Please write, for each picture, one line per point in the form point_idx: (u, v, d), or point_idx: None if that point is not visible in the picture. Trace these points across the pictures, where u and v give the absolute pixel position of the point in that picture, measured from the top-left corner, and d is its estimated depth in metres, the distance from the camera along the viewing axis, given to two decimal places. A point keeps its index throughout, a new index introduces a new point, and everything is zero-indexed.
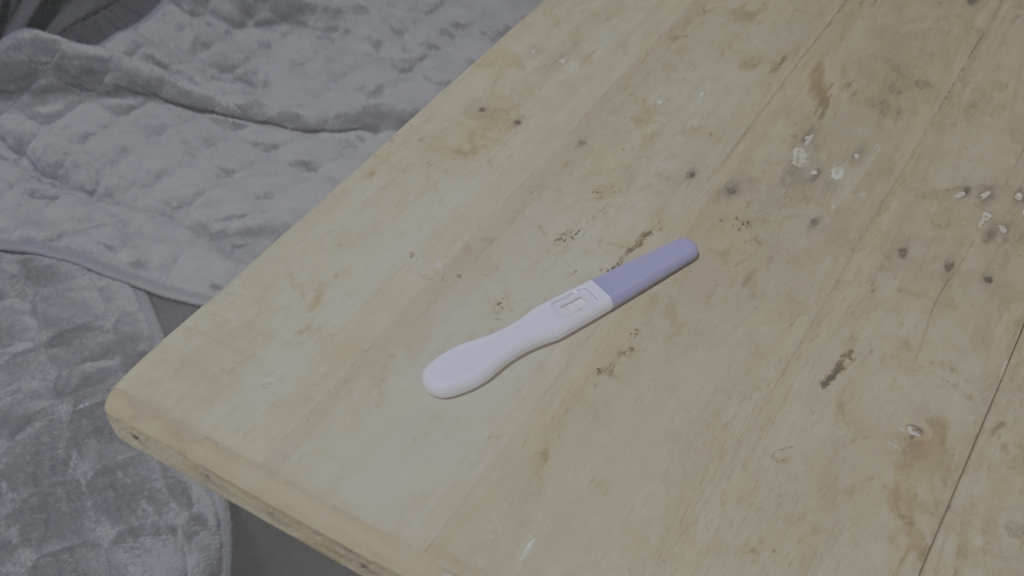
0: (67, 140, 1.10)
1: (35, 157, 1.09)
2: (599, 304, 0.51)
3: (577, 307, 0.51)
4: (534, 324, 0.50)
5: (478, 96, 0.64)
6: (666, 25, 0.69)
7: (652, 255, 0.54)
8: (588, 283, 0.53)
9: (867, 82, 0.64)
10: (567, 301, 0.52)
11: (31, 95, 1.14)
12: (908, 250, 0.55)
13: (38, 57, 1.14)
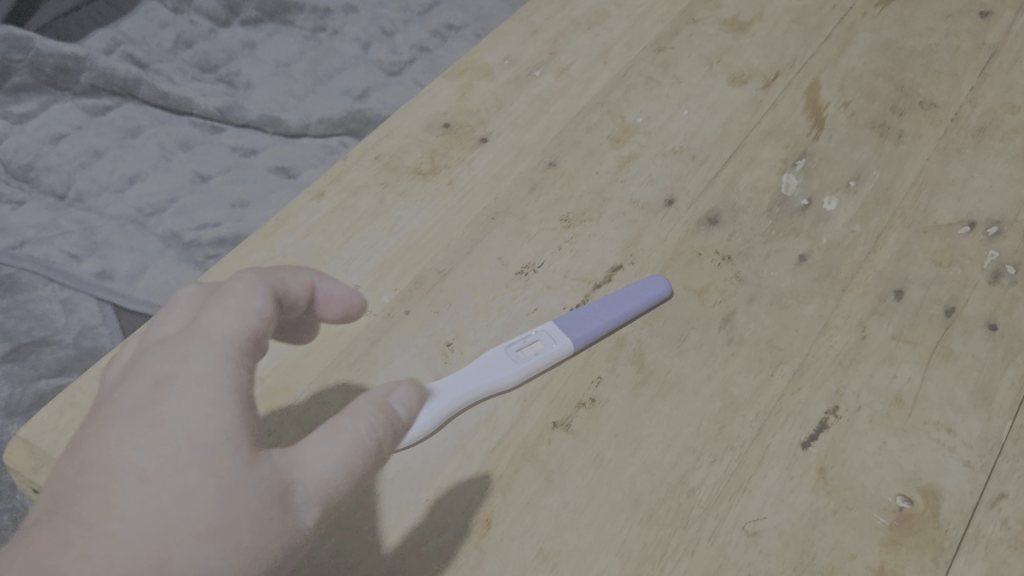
0: (38, 141, 1.02)
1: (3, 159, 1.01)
2: (557, 349, 0.46)
3: (535, 351, 0.46)
4: (486, 370, 0.45)
5: (442, 111, 0.59)
6: (652, 36, 0.64)
7: (619, 292, 0.49)
8: (548, 323, 0.48)
9: (867, 102, 0.59)
10: (523, 344, 0.47)
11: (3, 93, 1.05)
12: (905, 292, 0.49)
13: (11, 53, 1.06)
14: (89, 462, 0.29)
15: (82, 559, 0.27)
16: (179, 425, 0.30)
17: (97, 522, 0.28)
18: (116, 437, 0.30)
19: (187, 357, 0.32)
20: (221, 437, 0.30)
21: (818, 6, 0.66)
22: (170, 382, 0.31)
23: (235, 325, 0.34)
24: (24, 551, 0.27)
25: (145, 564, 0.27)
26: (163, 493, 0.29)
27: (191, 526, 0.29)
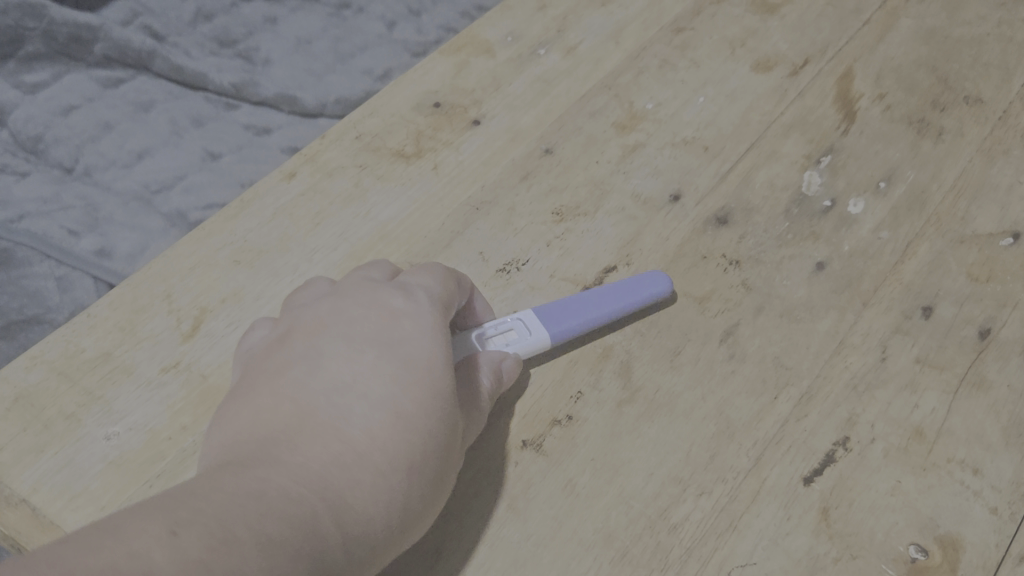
0: (49, 112, 0.92)
1: (14, 130, 0.91)
2: (531, 342, 0.41)
3: (506, 341, 0.41)
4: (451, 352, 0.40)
5: (434, 89, 0.54)
6: (671, 15, 0.58)
7: (620, 285, 0.43)
8: (529, 312, 0.42)
9: (905, 95, 0.53)
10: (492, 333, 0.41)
11: (16, 63, 0.95)
12: (935, 309, 0.43)
13: (25, 22, 0.95)
14: (336, 397, 0.35)
15: (337, 490, 0.32)
16: (413, 378, 0.35)
17: (349, 457, 0.33)
18: (369, 367, 0.35)
19: (413, 319, 0.37)
20: (440, 396, 0.36)
21: None
22: (403, 342, 0.36)
23: (443, 303, 0.39)
24: (314, 466, 0.32)
25: (381, 504, 0.33)
26: (397, 441, 0.34)
27: (415, 475, 0.34)
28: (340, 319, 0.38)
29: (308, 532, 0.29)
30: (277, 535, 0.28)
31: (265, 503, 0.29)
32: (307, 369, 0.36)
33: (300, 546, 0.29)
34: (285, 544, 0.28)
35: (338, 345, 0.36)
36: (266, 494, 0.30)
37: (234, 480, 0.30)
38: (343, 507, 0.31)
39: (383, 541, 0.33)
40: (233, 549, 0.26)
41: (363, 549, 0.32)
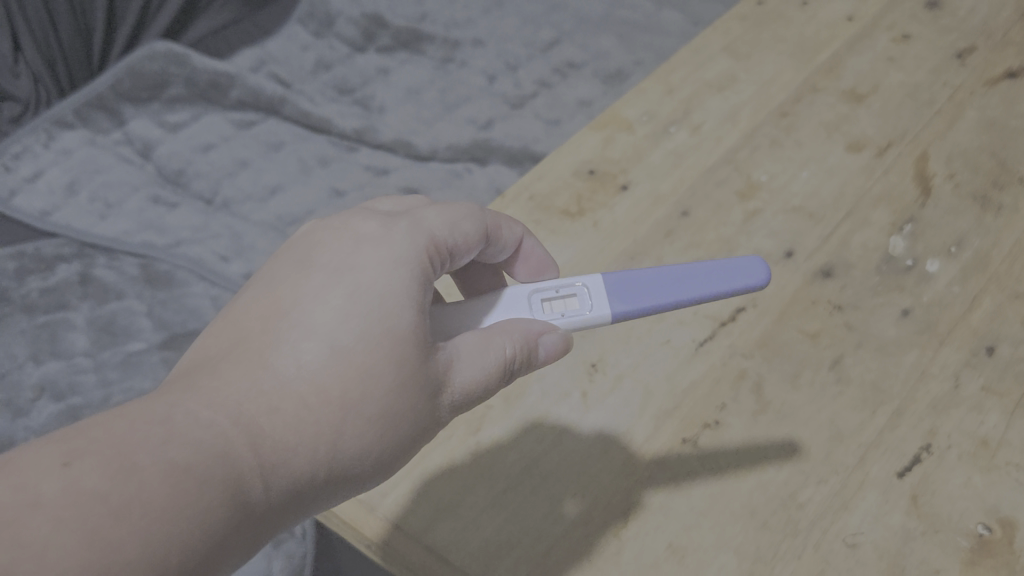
0: (190, 149, 1.07)
1: (160, 164, 1.07)
2: (584, 318, 0.46)
3: (562, 308, 0.46)
4: (503, 308, 0.46)
5: (588, 159, 0.68)
6: (777, 100, 0.71)
7: (695, 271, 0.46)
8: (600, 281, 0.46)
9: (971, 174, 0.65)
10: (558, 295, 0.47)
11: (161, 104, 1.10)
12: (996, 349, 0.56)
13: (170, 69, 1.09)
14: (285, 327, 0.39)
15: (257, 415, 0.36)
16: (359, 316, 0.39)
17: (279, 391, 0.37)
18: (325, 301, 0.39)
19: (382, 251, 0.41)
20: (387, 335, 0.39)
21: (930, 82, 0.72)
22: (361, 277, 0.40)
23: (425, 242, 0.43)
24: (241, 394, 0.36)
25: (303, 438, 0.37)
26: (333, 380, 0.38)
27: (346, 412, 0.38)
28: (320, 249, 0.42)
29: (221, 458, 0.34)
30: (182, 461, 0.33)
31: (169, 429, 0.33)
32: (267, 296, 0.40)
33: (207, 471, 0.33)
34: (191, 469, 0.33)
35: (304, 273, 0.41)
36: (180, 422, 0.34)
37: (152, 405, 0.34)
38: (259, 436, 0.36)
39: (304, 473, 0.37)
40: (132, 477, 0.31)
41: (279, 475, 0.36)
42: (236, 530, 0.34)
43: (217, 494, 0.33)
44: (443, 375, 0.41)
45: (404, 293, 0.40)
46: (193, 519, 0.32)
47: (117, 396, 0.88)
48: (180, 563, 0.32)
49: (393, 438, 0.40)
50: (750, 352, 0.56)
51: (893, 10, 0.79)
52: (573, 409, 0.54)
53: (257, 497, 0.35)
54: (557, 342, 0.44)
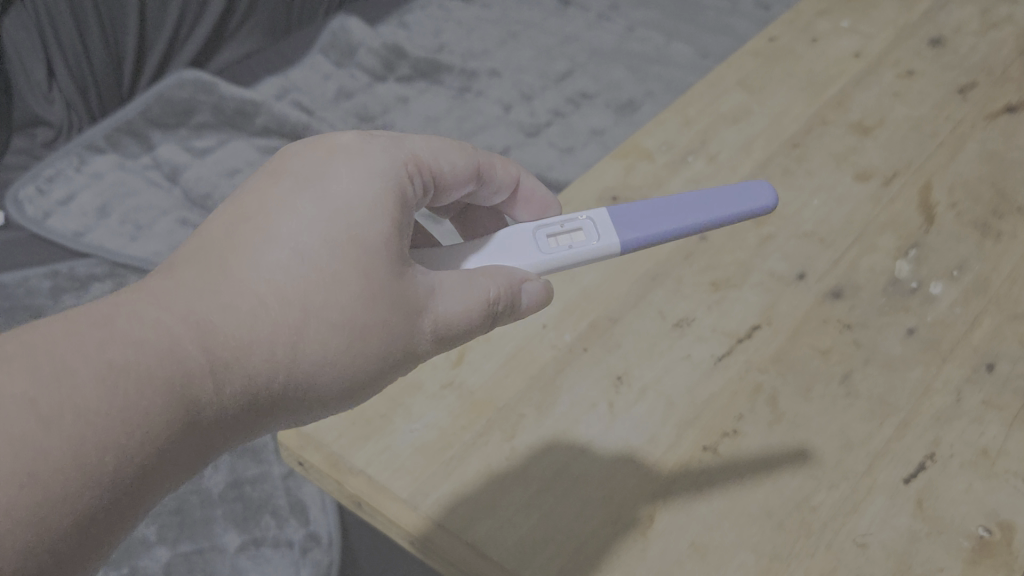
0: (217, 174, 1.11)
1: (187, 188, 1.11)
2: (596, 247, 0.50)
3: (573, 243, 0.50)
4: (512, 247, 0.50)
5: (611, 186, 0.72)
6: (789, 132, 0.76)
7: (696, 197, 0.51)
8: (603, 214, 0.51)
9: (972, 203, 0.69)
10: (563, 230, 0.51)
11: (189, 130, 1.16)
12: (995, 365, 0.60)
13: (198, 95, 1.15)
14: (256, 233, 0.41)
15: (213, 312, 0.38)
16: (327, 230, 0.41)
17: (240, 291, 0.39)
18: (296, 212, 0.42)
19: (358, 167, 0.44)
20: (351, 249, 0.41)
21: (933, 116, 0.76)
22: (332, 191, 0.43)
23: (398, 158, 0.46)
24: (203, 289, 0.39)
25: (261, 335, 0.39)
26: (295, 286, 0.40)
27: (307, 317, 0.40)
28: (294, 159, 0.45)
29: (167, 360, 0.36)
30: (122, 362, 0.34)
31: (118, 325, 0.35)
32: (239, 203, 0.43)
33: (150, 373, 0.35)
34: (130, 369, 0.35)
35: (274, 184, 0.43)
36: (124, 325, 0.36)
37: (110, 304, 0.37)
38: (217, 332, 0.38)
39: (260, 369, 0.39)
40: (65, 382, 0.33)
41: (235, 369, 0.38)
42: (183, 431, 0.36)
43: (161, 395, 0.35)
44: (408, 291, 0.43)
45: (373, 209, 0.43)
46: (131, 416, 0.34)
47: None
48: (118, 459, 0.34)
49: (357, 347, 0.42)
50: (766, 368, 0.60)
51: (897, 48, 0.83)
52: (601, 419, 0.58)
53: (206, 402, 0.37)
54: (543, 289, 0.48)
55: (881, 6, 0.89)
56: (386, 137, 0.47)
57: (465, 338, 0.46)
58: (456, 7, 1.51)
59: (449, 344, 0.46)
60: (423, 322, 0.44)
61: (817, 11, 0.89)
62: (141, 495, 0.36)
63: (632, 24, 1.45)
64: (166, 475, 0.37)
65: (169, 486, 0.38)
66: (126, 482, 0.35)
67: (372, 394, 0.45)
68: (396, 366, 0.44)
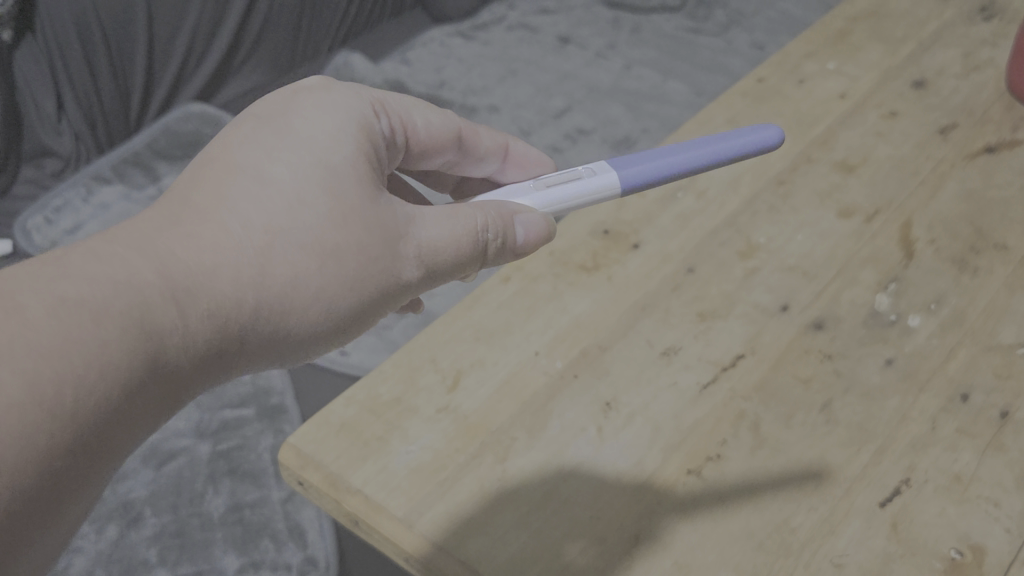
0: None
1: None
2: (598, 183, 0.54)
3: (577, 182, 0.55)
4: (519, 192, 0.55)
5: (603, 220, 0.74)
6: (775, 169, 0.78)
7: (690, 144, 0.56)
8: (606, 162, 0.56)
9: (950, 240, 0.72)
10: (566, 177, 0.55)
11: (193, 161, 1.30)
12: (969, 396, 0.62)
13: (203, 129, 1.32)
14: (226, 175, 0.45)
15: (185, 240, 0.41)
16: (292, 170, 0.46)
17: (212, 222, 0.43)
18: (263, 158, 0.46)
19: (319, 117, 0.49)
20: (318, 184, 0.46)
21: (915, 155, 0.79)
22: (295, 139, 0.47)
23: (361, 104, 0.51)
24: (177, 221, 0.42)
25: (234, 260, 0.42)
26: (266, 216, 0.44)
27: (280, 243, 0.44)
28: (259, 111, 0.50)
29: (122, 291, 0.38)
30: (72, 296, 0.36)
31: (82, 262, 0.38)
32: (209, 153, 0.47)
33: (108, 303, 0.37)
34: (84, 303, 0.36)
35: (243, 133, 0.48)
36: (77, 262, 0.38)
37: (79, 245, 0.39)
38: (179, 259, 0.40)
39: (239, 291, 0.42)
40: (17, 316, 0.34)
41: (212, 288, 0.41)
42: (146, 363, 0.38)
43: (118, 323, 0.37)
44: (375, 217, 0.47)
45: (333, 152, 0.47)
46: (87, 350, 0.35)
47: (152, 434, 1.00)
48: (75, 393, 0.35)
49: (328, 268, 0.45)
50: (749, 396, 0.62)
51: (881, 89, 0.86)
52: (590, 443, 0.60)
53: (171, 332, 0.39)
54: (545, 223, 0.52)
55: (866, 49, 0.92)
56: (348, 89, 0.53)
57: (444, 272, 0.50)
58: (456, 44, 1.55)
59: (427, 275, 0.49)
60: (394, 247, 0.48)
61: (805, 53, 0.92)
62: (106, 434, 0.37)
63: (628, 63, 1.49)
64: (131, 412, 0.38)
65: (135, 428, 0.39)
66: (89, 418, 0.35)
67: (351, 324, 0.48)
68: (372, 294, 0.47)
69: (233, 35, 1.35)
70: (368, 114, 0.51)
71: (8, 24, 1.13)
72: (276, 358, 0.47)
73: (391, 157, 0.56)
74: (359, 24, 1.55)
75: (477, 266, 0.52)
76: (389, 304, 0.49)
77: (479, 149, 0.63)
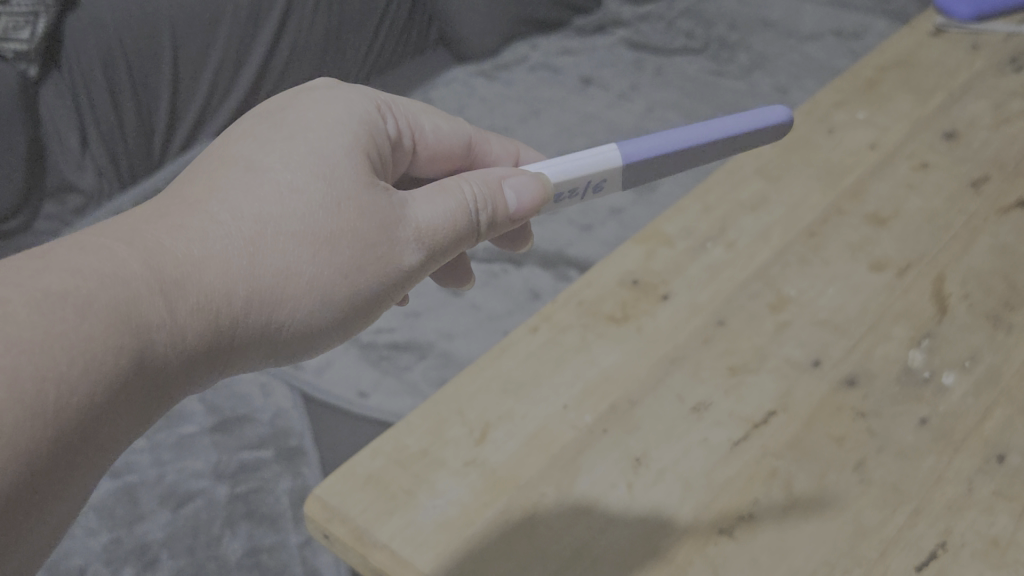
0: None
1: None
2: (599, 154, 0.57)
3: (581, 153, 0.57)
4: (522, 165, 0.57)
5: (632, 270, 0.74)
6: (805, 221, 0.78)
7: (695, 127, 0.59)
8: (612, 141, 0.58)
9: (983, 295, 0.71)
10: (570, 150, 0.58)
11: None
12: (1006, 457, 0.61)
13: None
14: (225, 172, 0.49)
15: (175, 232, 0.45)
16: (287, 163, 0.49)
17: (203, 214, 0.46)
18: (262, 155, 0.50)
19: (318, 114, 0.53)
20: (309, 175, 0.49)
21: (946, 208, 0.78)
22: (294, 135, 0.51)
23: (362, 102, 0.56)
24: (171, 214, 0.46)
25: (223, 248, 0.45)
26: (257, 205, 0.47)
27: (270, 230, 0.47)
28: (263, 112, 0.54)
29: (109, 285, 0.40)
30: (55, 290, 0.38)
31: (70, 253, 0.41)
32: (216, 152, 0.51)
33: (93, 295, 0.39)
34: (67, 297, 0.39)
35: (243, 133, 0.52)
36: (62, 257, 0.41)
37: (74, 239, 0.42)
38: (167, 252, 0.43)
39: (229, 277, 0.45)
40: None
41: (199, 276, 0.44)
42: (132, 356, 0.40)
43: (103, 318, 0.39)
44: (369, 200, 0.50)
45: (327, 146, 0.51)
46: (70, 344, 0.37)
47: (170, 475, 1.00)
48: (60, 388, 0.37)
49: (322, 253, 0.48)
50: (781, 453, 0.61)
51: (912, 140, 0.86)
52: (620, 499, 0.59)
53: (157, 325, 0.42)
54: (540, 187, 0.53)
55: (896, 99, 0.91)
56: (350, 88, 0.57)
57: (445, 249, 0.52)
58: (480, 84, 1.55)
59: (428, 258, 0.52)
60: (393, 230, 0.50)
61: (834, 102, 0.92)
62: (96, 426, 0.39)
63: (651, 105, 1.49)
64: (120, 404, 0.40)
65: (125, 421, 0.41)
66: (77, 411, 0.38)
67: (354, 313, 0.51)
68: (374, 278, 0.50)
69: (257, 72, 1.35)
70: (369, 110, 0.55)
71: (35, 59, 1.14)
72: (281, 349, 0.50)
73: (399, 160, 0.60)
74: (381, 62, 1.55)
75: (476, 242, 0.54)
76: (395, 291, 0.52)
77: (490, 157, 0.67)
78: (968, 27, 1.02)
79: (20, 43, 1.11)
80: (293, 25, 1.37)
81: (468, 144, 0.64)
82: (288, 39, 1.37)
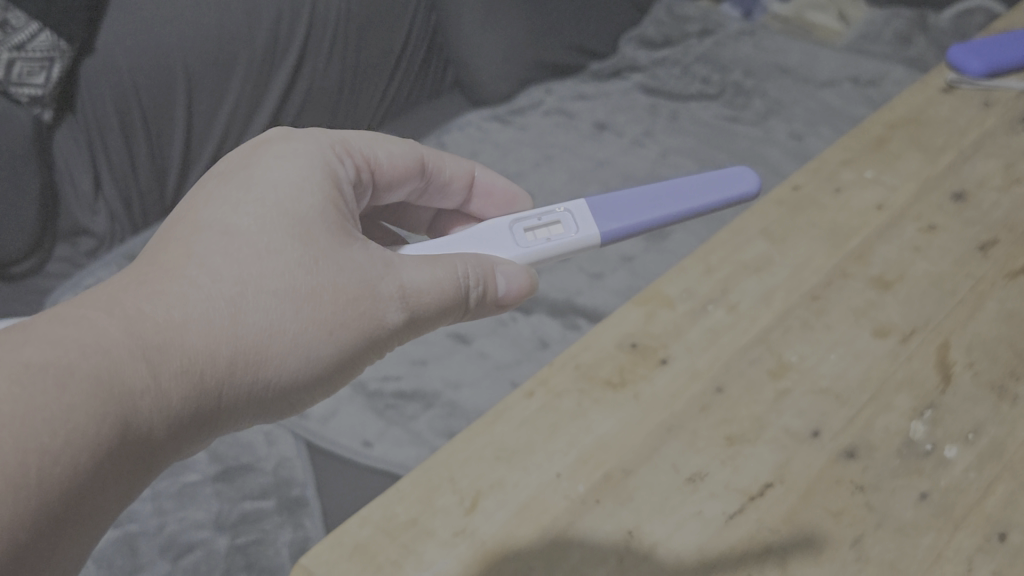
0: None
1: None
2: (577, 240, 0.61)
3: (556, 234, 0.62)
4: (493, 246, 0.61)
5: (631, 333, 0.73)
6: (808, 283, 0.77)
7: (685, 194, 0.65)
8: (593, 216, 0.63)
9: (989, 364, 0.70)
10: (540, 224, 0.62)
11: None
12: (1007, 535, 0.59)
13: None
14: (197, 234, 0.49)
15: (153, 294, 0.44)
16: (260, 227, 0.50)
17: (181, 275, 0.46)
18: (236, 218, 0.50)
19: (286, 171, 0.53)
20: (284, 239, 0.50)
21: (953, 272, 0.77)
22: (264, 197, 0.51)
23: (321, 148, 0.56)
24: (149, 276, 0.45)
25: (203, 309, 0.45)
26: (234, 267, 0.47)
27: (251, 291, 0.47)
28: (223, 169, 0.54)
29: (89, 354, 0.39)
30: (36, 361, 0.38)
31: (53, 327, 0.40)
32: (186, 214, 0.51)
33: (74, 365, 0.38)
34: (48, 368, 0.38)
35: (208, 194, 0.52)
36: (43, 329, 0.40)
37: (57, 312, 0.42)
38: (149, 318, 0.43)
39: (215, 336, 0.45)
40: None
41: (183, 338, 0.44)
42: (117, 424, 0.39)
43: (84, 388, 0.38)
44: (346, 260, 0.51)
45: (300, 210, 0.51)
46: (50, 416, 0.37)
47: (171, 525, 0.99)
48: (42, 459, 0.36)
49: (304, 312, 0.49)
50: (778, 528, 0.60)
51: (920, 201, 0.85)
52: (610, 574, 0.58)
53: (140, 392, 0.41)
54: (526, 278, 0.58)
55: (905, 158, 0.90)
56: (306, 134, 0.58)
57: (426, 318, 0.54)
58: (493, 128, 1.55)
59: (409, 317, 0.53)
60: (372, 287, 0.51)
61: (843, 159, 0.91)
62: (80, 498, 0.38)
63: (665, 151, 1.48)
64: (107, 474, 0.39)
65: (114, 492, 0.40)
66: (62, 483, 0.36)
67: (335, 372, 0.51)
68: (357, 336, 0.51)
69: (271, 118, 1.35)
70: (328, 155, 0.56)
71: (49, 103, 1.14)
72: (265, 411, 0.50)
73: (360, 194, 0.61)
74: (397, 104, 1.56)
75: (459, 317, 0.56)
76: (375, 350, 0.53)
77: (443, 176, 0.68)
78: (980, 83, 1.01)
79: (34, 88, 1.11)
80: (309, 67, 1.37)
81: (421, 163, 0.65)
82: (304, 80, 1.38)
